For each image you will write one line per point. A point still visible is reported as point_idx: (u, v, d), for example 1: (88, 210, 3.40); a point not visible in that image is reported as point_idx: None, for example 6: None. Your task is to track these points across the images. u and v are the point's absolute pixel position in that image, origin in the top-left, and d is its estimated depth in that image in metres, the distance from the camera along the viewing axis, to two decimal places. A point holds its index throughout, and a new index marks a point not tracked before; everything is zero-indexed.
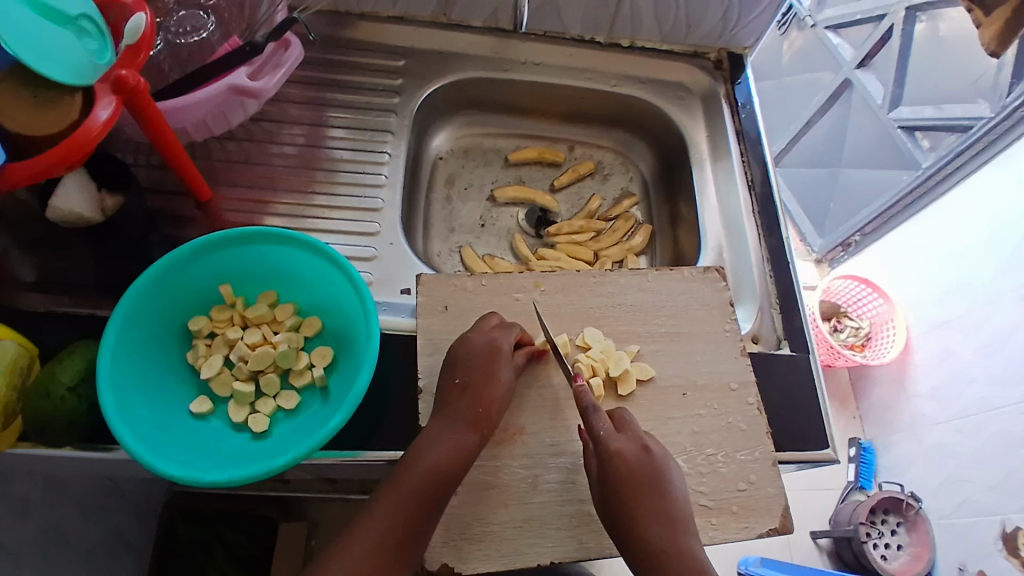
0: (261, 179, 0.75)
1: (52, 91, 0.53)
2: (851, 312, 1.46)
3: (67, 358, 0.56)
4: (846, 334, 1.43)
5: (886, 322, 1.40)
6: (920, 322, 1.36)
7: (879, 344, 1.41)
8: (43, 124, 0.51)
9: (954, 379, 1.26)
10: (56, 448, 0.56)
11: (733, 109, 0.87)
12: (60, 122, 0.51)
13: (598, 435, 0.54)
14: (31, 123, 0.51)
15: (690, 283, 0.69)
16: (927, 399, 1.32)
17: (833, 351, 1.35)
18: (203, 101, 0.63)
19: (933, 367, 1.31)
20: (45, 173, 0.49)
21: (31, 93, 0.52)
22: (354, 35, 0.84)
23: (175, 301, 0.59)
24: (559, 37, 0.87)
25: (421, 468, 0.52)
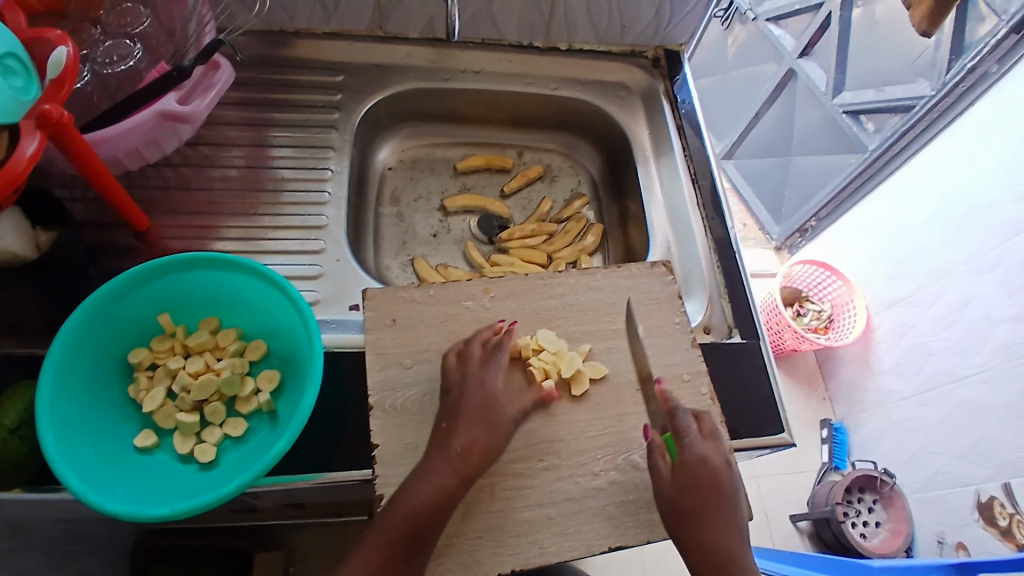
0: (202, 204, 0.74)
1: None
2: (812, 296, 1.50)
3: (6, 401, 0.54)
4: (809, 317, 1.47)
5: (845, 305, 1.43)
6: (879, 300, 1.39)
7: (841, 326, 1.44)
8: None
9: (913, 353, 1.29)
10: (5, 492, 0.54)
11: (673, 105, 0.88)
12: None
13: (685, 440, 0.54)
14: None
15: (639, 279, 0.70)
16: (891, 375, 1.35)
17: (797, 336, 1.38)
18: (133, 129, 0.62)
19: (894, 343, 1.34)
20: None
21: None
22: (291, 54, 0.83)
23: (111, 335, 0.58)
24: (496, 44, 0.87)
25: (398, 512, 0.50)
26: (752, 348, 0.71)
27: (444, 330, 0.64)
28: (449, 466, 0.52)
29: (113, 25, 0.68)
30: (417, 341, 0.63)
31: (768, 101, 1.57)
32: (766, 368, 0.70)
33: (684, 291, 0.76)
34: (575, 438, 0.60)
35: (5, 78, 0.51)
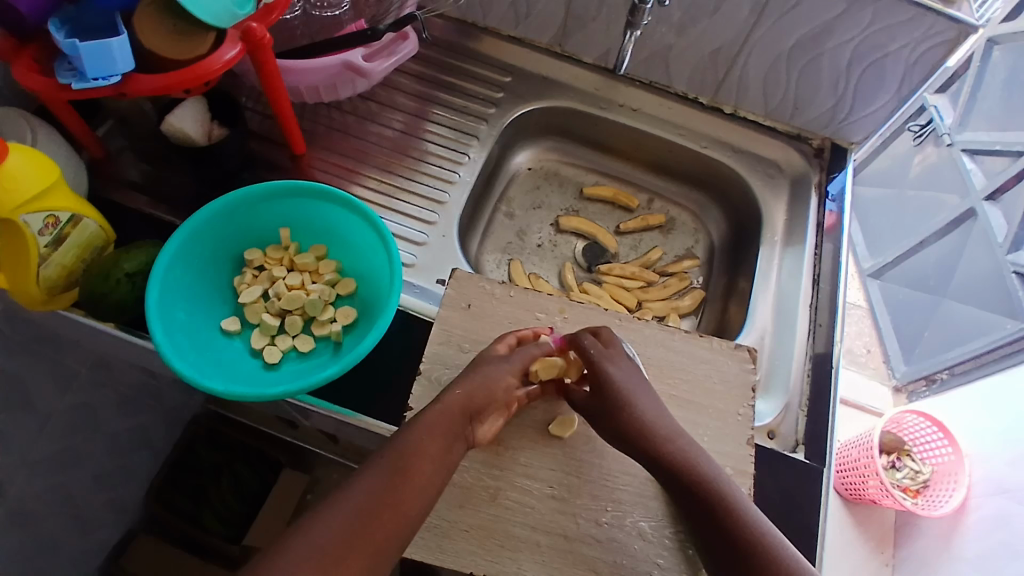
0: (352, 149, 0.82)
1: (189, 24, 0.62)
2: (914, 452, 1.32)
3: (133, 251, 0.63)
4: (903, 474, 1.29)
5: (949, 476, 1.27)
6: (984, 484, 1.21)
7: (935, 496, 1.28)
8: (172, 49, 0.61)
9: (997, 552, 1.12)
10: (103, 322, 0.64)
11: (822, 200, 0.84)
12: (187, 54, 0.61)
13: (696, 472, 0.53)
14: (164, 47, 0.60)
15: (717, 355, 0.66)
16: (968, 566, 1.17)
17: (882, 490, 1.23)
18: (319, 68, 0.71)
19: (983, 534, 1.17)
20: (162, 89, 0.60)
21: (172, 23, 0.61)
22: (473, 45, 0.90)
23: (239, 229, 0.66)
24: (662, 89, 0.89)
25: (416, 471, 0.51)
26: (805, 467, 0.67)
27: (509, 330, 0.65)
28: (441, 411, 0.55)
29: None
30: (481, 332, 0.65)
31: (939, 233, 1.47)
32: (814, 495, 0.65)
33: (761, 386, 0.73)
34: (591, 480, 0.59)
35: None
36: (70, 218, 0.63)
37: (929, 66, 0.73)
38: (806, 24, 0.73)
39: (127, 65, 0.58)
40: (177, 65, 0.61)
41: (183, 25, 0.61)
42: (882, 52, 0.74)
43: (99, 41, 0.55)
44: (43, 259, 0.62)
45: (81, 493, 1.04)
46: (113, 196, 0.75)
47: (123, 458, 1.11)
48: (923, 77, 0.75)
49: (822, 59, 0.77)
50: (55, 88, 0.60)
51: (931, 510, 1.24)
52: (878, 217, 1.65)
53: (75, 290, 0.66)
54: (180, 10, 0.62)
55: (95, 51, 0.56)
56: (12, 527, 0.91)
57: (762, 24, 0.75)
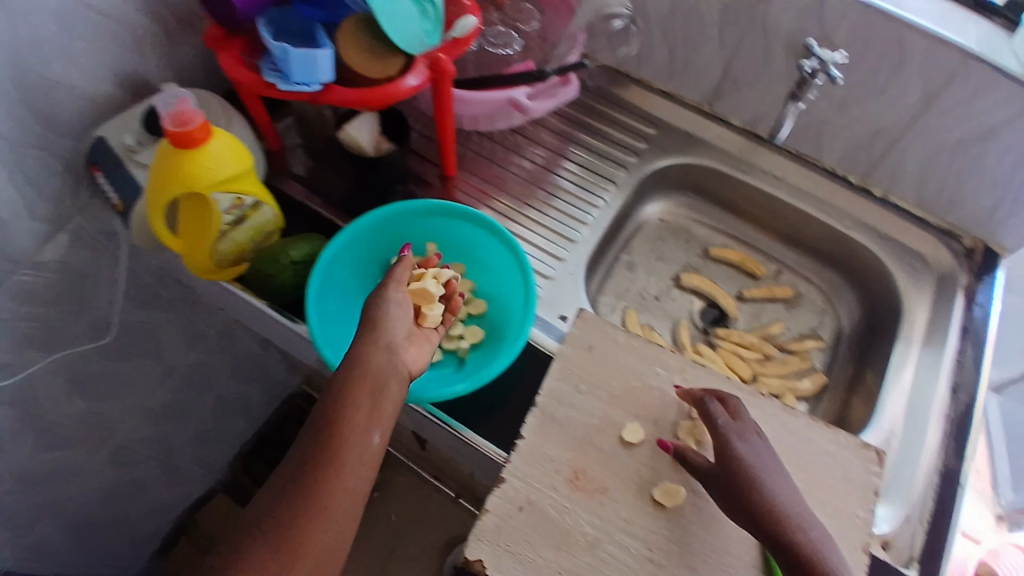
0: (493, 176, 0.86)
1: (382, 46, 0.67)
2: None
3: (301, 240, 0.69)
4: None
5: None
6: None
7: None
8: (365, 67, 0.67)
9: None
10: (255, 298, 0.69)
11: (965, 304, 0.78)
12: (378, 73, 0.67)
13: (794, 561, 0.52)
14: (354, 61, 0.67)
15: (840, 449, 0.63)
16: None
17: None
18: (488, 101, 0.76)
19: None
20: (351, 103, 0.66)
21: (368, 44, 0.67)
22: (623, 95, 0.92)
23: (391, 237, 0.70)
24: (810, 162, 0.87)
25: None
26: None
27: (625, 380, 0.65)
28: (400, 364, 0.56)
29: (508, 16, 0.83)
30: (600, 377, 0.65)
31: None
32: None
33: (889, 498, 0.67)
34: (692, 552, 0.58)
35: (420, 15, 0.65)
36: (253, 203, 0.69)
37: None
38: (983, 120, 0.70)
39: (327, 75, 0.65)
40: (367, 81, 0.67)
41: (377, 46, 0.67)
42: None
43: (308, 51, 0.62)
44: (222, 234, 0.68)
45: (180, 445, 1.12)
46: (278, 185, 0.82)
47: (221, 421, 1.19)
48: None
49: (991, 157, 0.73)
50: (256, 83, 0.67)
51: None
52: None
53: (242, 265, 0.73)
54: (378, 32, 0.67)
55: (302, 60, 0.63)
56: (108, 465, 0.98)
57: (932, 113, 0.72)
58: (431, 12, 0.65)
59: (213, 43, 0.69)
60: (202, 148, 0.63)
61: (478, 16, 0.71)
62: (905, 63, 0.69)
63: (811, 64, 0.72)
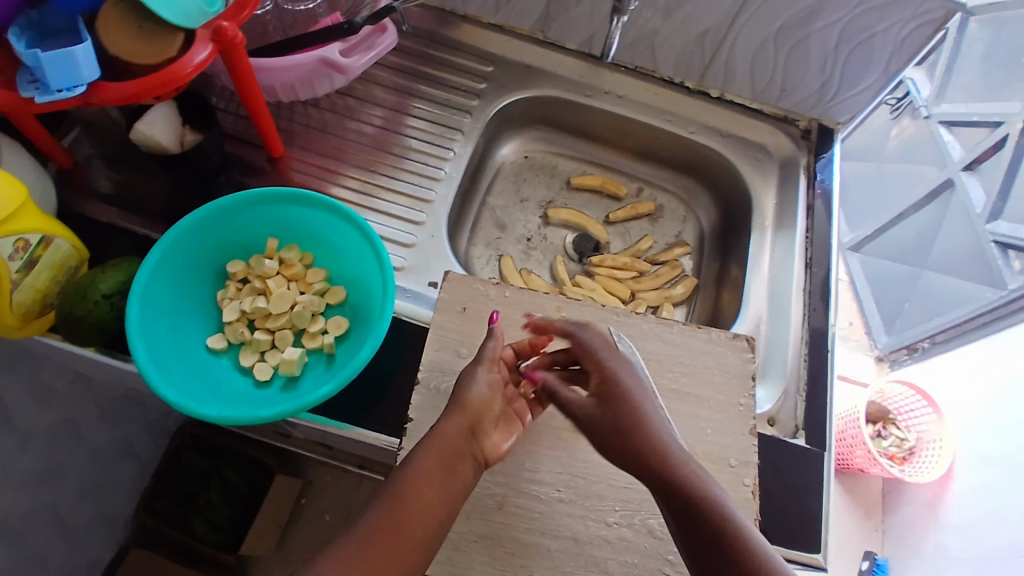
0: (331, 147, 0.79)
1: (155, 25, 0.58)
2: (899, 422, 1.39)
3: (110, 269, 0.60)
4: (889, 442, 1.36)
5: (931, 442, 1.33)
6: (967, 454, 1.28)
7: (920, 462, 1.34)
8: (142, 55, 0.57)
9: (984, 518, 1.18)
10: (82, 347, 0.61)
11: (809, 183, 0.84)
12: (159, 57, 0.57)
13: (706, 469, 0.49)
14: (127, 50, 0.57)
15: (716, 346, 0.66)
16: (956, 532, 1.23)
17: (869, 458, 1.28)
18: (296, 66, 0.68)
19: (967, 503, 1.24)
20: (133, 97, 0.56)
21: (137, 24, 0.58)
22: (454, 35, 0.87)
23: (219, 242, 0.63)
24: (648, 74, 0.87)
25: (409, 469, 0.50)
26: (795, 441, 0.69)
27: (508, 332, 0.64)
28: (439, 436, 0.52)
29: None
30: (477, 335, 0.63)
31: (916, 206, 1.49)
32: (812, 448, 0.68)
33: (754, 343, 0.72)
34: (598, 480, 0.59)
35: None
36: (41, 240, 0.59)
37: (917, 45, 0.73)
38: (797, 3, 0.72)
39: (92, 72, 0.54)
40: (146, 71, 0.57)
41: (150, 26, 0.58)
42: (870, 33, 0.73)
43: (61, 49, 0.52)
44: (15, 284, 0.58)
45: (66, 510, 1.00)
46: (80, 206, 0.71)
47: (107, 471, 1.07)
48: (910, 56, 0.74)
49: (809, 41, 0.76)
50: (19, 102, 0.55)
51: (921, 477, 1.30)
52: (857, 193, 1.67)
53: (49, 313, 0.63)
54: (147, 12, 0.58)
55: (59, 60, 0.52)
56: None
57: (748, 9, 0.74)
58: None
59: None
60: None
61: None
62: None
63: None
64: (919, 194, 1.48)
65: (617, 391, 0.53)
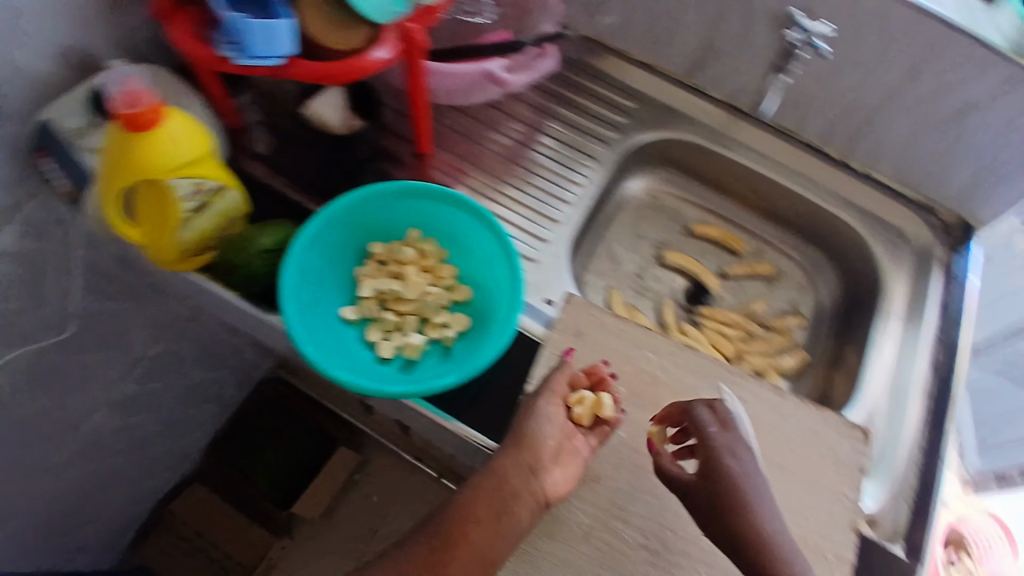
0: (473, 153, 0.83)
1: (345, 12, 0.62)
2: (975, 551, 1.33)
3: (270, 227, 0.67)
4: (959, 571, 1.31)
5: None
6: None
7: None
8: (330, 39, 0.62)
9: None
10: (229, 290, 0.68)
11: (948, 280, 0.80)
12: (344, 43, 0.62)
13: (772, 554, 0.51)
14: (319, 32, 0.62)
15: (827, 429, 0.63)
16: None
17: None
18: (460, 74, 0.75)
19: None
20: (317, 76, 0.61)
21: (329, 8, 0.62)
22: (602, 67, 0.89)
23: (368, 221, 0.67)
24: (790, 136, 0.86)
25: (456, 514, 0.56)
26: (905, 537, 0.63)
27: (617, 365, 0.64)
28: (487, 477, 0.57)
29: None
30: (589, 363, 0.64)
31: None
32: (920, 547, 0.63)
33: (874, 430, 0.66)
34: (687, 536, 0.58)
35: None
36: (216, 188, 0.64)
37: None
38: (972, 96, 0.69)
39: (287, 47, 0.59)
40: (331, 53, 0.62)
41: (341, 13, 0.62)
42: None
43: (268, 21, 0.57)
44: (186, 223, 0.64)
45: (151, 439, 1.07)
46: (243, 166, 0.77)
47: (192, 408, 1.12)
48: None
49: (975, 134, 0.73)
50: (211, 57, 0.61)
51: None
52: None
53: (207, 254, 0.68)
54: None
55: (263, 30, 0.57)
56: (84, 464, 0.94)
57: (918, 91, 0.71)
58: None
59: (162, 14, 0.62)
60: (156, 130, 0.58)
61: None
62: None
63: (798, 37, 0.71)
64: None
65: (717, 467, 0.55)
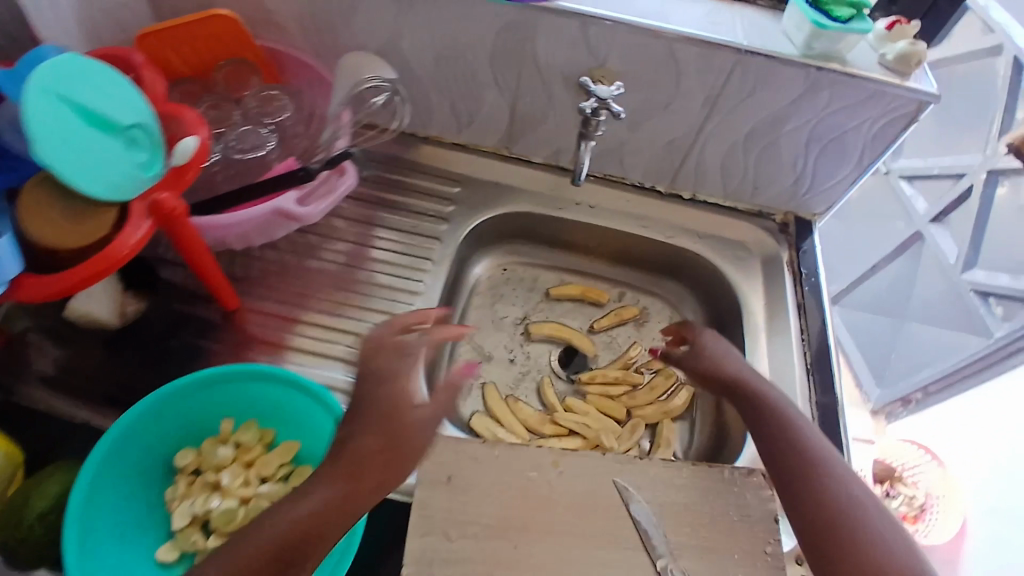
0: (291, 295, 0.73)
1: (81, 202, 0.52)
2: (906, 479, 1.41)
3: (48, 480, 0.54)
4: (899, 502, 1.38)
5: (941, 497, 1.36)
6: None
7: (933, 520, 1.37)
8: (66, 240, 0.51)
9: None
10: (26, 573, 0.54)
11: (796, 279, 0.82)
12: (89, 239, 0.52)
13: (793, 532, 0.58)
14: (49, 237, 0.51)
15: (731, 487, 0.59)
16: None
17: None
18: (248, 219, 0.63)
19: None
20: (58, 292, 0.50)
21: (61, 203, 0.52)
22: (415, 158, 0.83)
23: (168, 432, 0.58)
24: (617, 181, 0.85)
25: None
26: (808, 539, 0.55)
27: (504, 501, 0.57)
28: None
29: (254, 110, 0.71)
30: (470, 507, 0.56)
31: (888, 257, 1.41)
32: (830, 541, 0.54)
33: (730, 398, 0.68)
34: None
35: (129, 148, 0.54)
36: None
37: (889, 140, 0.72)
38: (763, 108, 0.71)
39: (14, 268, 0.49)
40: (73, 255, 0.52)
41: (77, 206, 0.52)
42: (840, 130, 0.72)
43: None
44: None
45: None
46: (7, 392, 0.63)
47: None
48: (882, 150, 0.74)
49: (779, 142, 0.75)
50: None
51: (932, 540, 1.38)
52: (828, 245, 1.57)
53: None
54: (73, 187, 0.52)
55: None
56: None
57: (717, 115, 0.73)
58: (142, 141, 0.55)
59: None
60: None
61: (203, 128, 0.58)
62: (681, 75, 0.69)
63: (591, 104, 0.66)
64: (891, 244, 1.39)
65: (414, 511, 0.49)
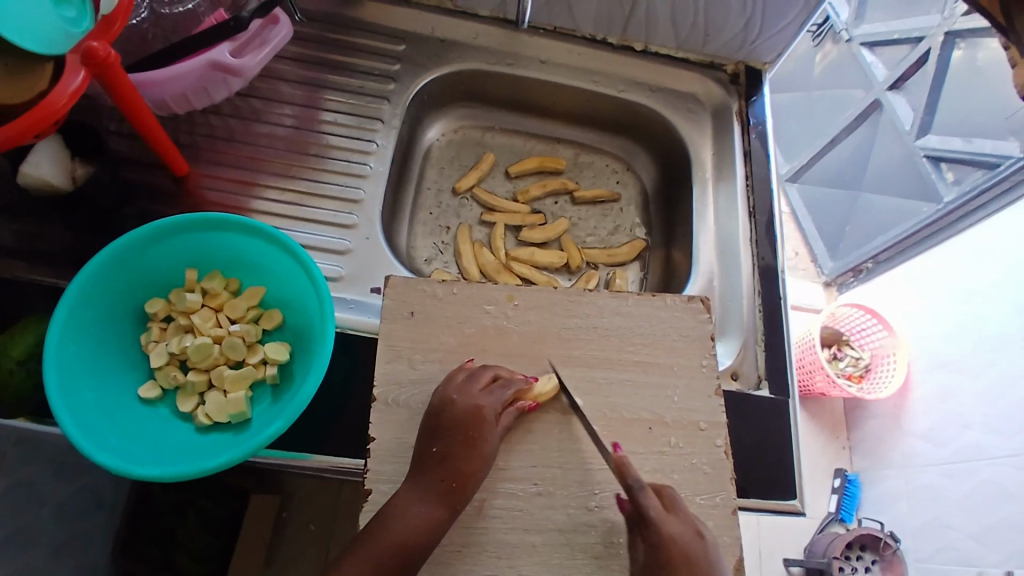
0: (246, 159, 0.72)
1: (23, 60, 0.51)
2: (852, 341, 1.33)
3: (20, 333, 0.56)
4: (846, 363, 1.30)
5: (886, 356, 1.27)
6: (922, 359, 1.26)
7: (878, 378, 1.28)
8: (15, 92, 0.50)
9: (946, 422, 1.18)
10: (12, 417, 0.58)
11: (744, 128, 0.83)
12: (31, 90, 0.50)
13: (648, 514, 0.50)
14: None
15: (671, 311, 0.65)
16: (921, 438, 1.22)
17: (829, 381, 1.22)
18: (184, 75, 0.61)
19: (931, 406, 1.22)
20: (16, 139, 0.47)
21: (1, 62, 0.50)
22: (358, 16, 0.80)
23: (133, 284, 0.58)
24: (569, 34, 0.83)
25: (390, 537, 0.49)
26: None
27: (463, 330, 0.61)
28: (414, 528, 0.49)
29: None
30: (428, 341, 0.60)
31: (848, 128, 1.37)
32: None
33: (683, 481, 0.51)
34: (574, 467, 0.57)
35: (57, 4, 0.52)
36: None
37: None
38: None
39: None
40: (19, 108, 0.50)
41: (13, 61, 0.50)
42: None
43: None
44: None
45: None
46: None
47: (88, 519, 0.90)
48: None
49: None
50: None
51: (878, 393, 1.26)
52: (798, 124, 1.53)
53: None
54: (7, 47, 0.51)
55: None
56: None
57: None
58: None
59: None
60: None
61: None
62: None
63: None
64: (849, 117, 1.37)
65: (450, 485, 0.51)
